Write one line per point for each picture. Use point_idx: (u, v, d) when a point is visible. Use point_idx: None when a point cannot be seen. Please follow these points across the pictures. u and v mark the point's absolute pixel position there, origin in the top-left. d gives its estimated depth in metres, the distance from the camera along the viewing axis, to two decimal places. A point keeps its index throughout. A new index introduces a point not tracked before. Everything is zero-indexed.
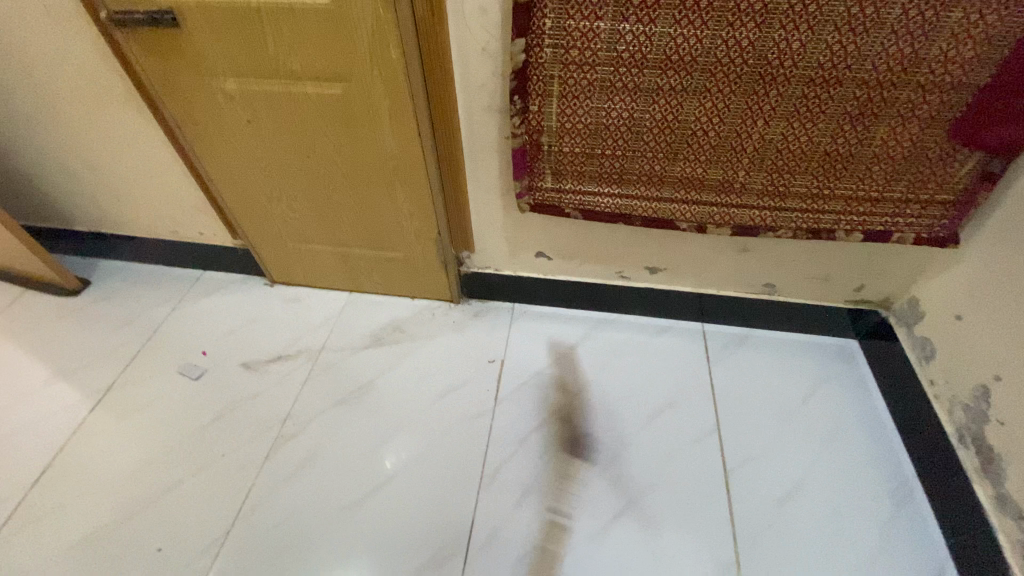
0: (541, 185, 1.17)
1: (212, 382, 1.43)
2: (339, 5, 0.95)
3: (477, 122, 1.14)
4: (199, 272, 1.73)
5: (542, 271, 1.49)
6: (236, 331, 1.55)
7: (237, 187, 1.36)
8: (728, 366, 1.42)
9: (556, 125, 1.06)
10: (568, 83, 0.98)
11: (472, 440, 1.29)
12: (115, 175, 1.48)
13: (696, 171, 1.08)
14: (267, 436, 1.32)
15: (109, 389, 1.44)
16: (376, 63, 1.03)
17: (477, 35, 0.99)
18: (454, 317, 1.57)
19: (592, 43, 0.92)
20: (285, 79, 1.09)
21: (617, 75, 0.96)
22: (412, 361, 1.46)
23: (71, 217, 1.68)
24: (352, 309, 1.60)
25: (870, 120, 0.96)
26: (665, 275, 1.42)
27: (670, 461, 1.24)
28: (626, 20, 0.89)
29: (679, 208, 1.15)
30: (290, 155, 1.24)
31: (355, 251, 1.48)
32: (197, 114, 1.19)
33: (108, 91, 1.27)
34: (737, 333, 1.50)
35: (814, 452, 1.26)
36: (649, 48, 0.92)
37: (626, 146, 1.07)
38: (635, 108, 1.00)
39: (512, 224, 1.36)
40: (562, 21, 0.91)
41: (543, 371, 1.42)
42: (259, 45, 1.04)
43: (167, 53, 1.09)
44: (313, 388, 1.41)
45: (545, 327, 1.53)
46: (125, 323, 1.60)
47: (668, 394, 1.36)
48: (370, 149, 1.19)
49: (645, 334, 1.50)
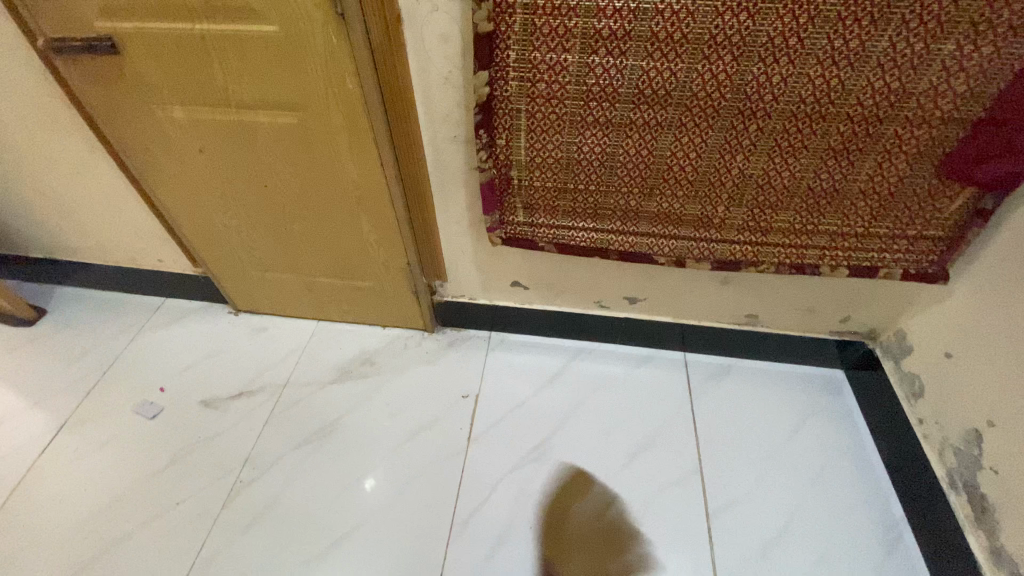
0: (513, 218, 1.11)
1: (170, 421, 1.35)
2: (289, 33, 0.88)
3: (443, 151, 1.07)
4: (161, 299, 1.65)
5: (519, 301, 1.42)
6: (197, 365, 1.47)
7: (193, 217, 1.28)
8: (711, 400, 1.36)
9: (526, 159, 1.00)
10: (537, 116, 0.92)
11: (444, 482, 1.23)
12: (66, 202, 1.40)
13: (673, 205, 1.03)
14: (226, 481, 1.24)
15: (58, 430, 1.35)
16: (332, 94, 0.96)
17: (439, 63, 0.92)
18: (427, 347, 1.50)
19: (560, 76, 0.87)
20: (236, 109, 1.02)
21: (587, 109, 0.90)
22: (382, 397, 1.39)
23: (24, 244, 1.59)
24: (321, 339, 1.53)
25: (855, 156, 0.91)
26: (646, 305, 1.36)
27: (652, 505, 1.18)
28: (596, 53, 0.83)
29: (657, 243, 1.09)
30: (246, 185, 1.17)
31: (320, 280, 1.41)
32: (146, 143, 1.12)
33: (52, 118, 1.19)
34: (721, 363, 1.44)
35: (800, 493, 1.20)
36: (622, 81, 0.86)
37: (599, 180, 1.01)
38: (608, 142, 0.94)
39: (485, 254, 1.29)
40: (527, 54, 0.85)
41: (519, 406, 1.35)
42: (205, 73, 0.97)
43: (110, 81, 1.02)
44: (277, 427, 1.34)
45: (522, 358, 1.46)
46: (80, 356, 1.52)
47: (649, 430, 1.30)
48: (331, 181, 1.12)
49: (627, 365, 1.44)
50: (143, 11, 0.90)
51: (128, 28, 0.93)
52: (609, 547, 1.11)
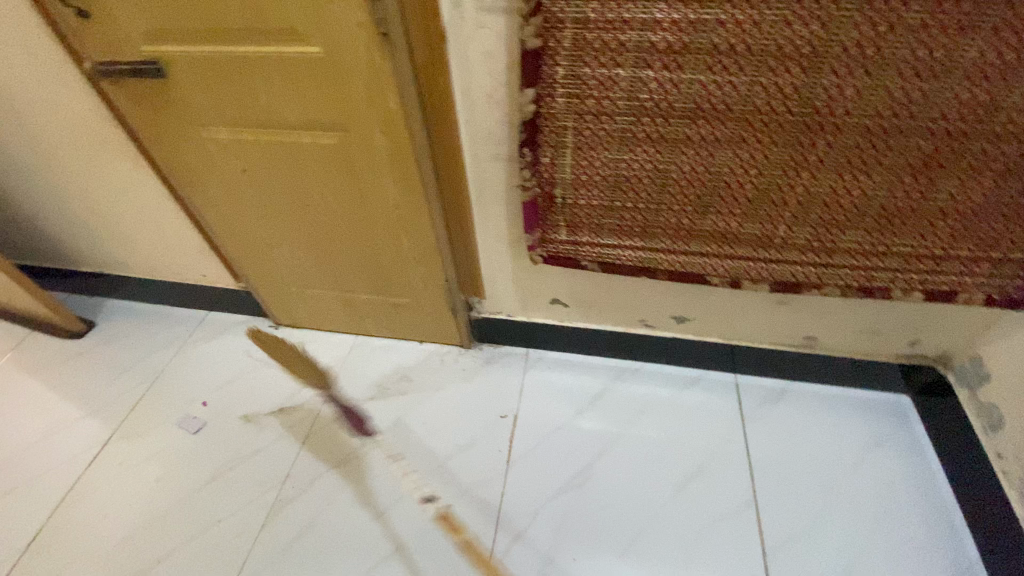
0: (555, 237, 1.07)
1: (212, 436, 1.37)
2: (332, 54, 0.86)
3: (485, 169, 1.04)
4: (204, 312, 1.68)
5: (558, 318, 1.38)
6: (238, 379, 1.49)
7: (235, 233, 1.29)
8: (764, 426, 1.29)
9: (571, 177, 0.95)
10: (584, 134, 0.88)
11: (483, 509, 1.19)
12: (115, 219, 1.43)
13: (729, 224, 0.97)
14: (265, 499, 1.24)
15: (107, 443, 1.38)
16: (374, 113, 0.93)
17: (482, 80, 0.89)
18: (464, 364, 1.47)
19: (610, 92, 0.82)
20: (279, 129, 1.01)
21: (639, 125, 0.85)
22: (418, 416, 1.37)
23: (76, 259, 1.64)
24: (358, 355, 1.52)
25: (935, 173, 0.83)
26: (693, 325, 1.29)
27: (702, 539, 1.12)
28: (650, 67, 0.78)
29: (710, 263, 1.03)
30: (288, 203, 1.16)
31: (358, 296, 1.40)
32: (191, 163, 1.13)
33: (102, 139, 1.21)
34: (774, 386, 1.36)
35: (865, 532, 1.12)
36: (677, 96, 0.81)
37: (650, 199, 0.95)
38: (660, 159, 0.89)
39: (525, 271, 1.25)
40: (576, 69, 0.80)
41: (559, 429, 1.31)
42: (249, 94, 0.96)
43: (156, 104, 1.03)
44: (315, 445, 1.33)
45: (561, 377, 1.41)
46: (126, 368, 1.55)
47: (696, 458, 1.24)
48: (371, 199, 1.10)
49: (672, 386, 1.37)
50: (189, 35, 0.89)
51: (174, 52, 0.92)
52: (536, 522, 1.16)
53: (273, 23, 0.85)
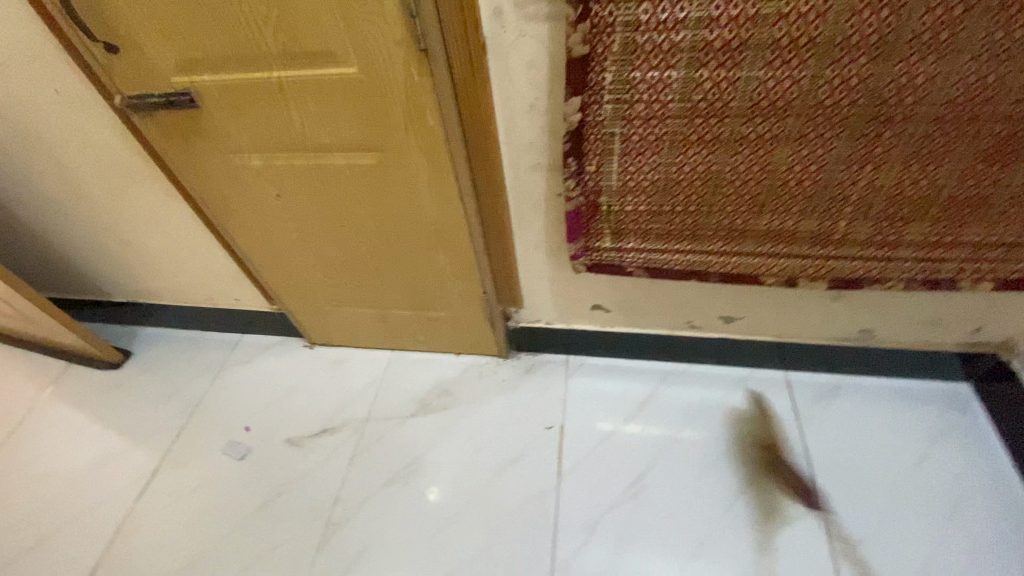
0: (599, 245, 1.03)
1: (259, 462, 1.36)
2: (369, 73, 0.84)
3: (524, 180, 1.00)
4: (239, 336, 1.68)
5: (599, 324, 1.34)
6: (278, 402, 1.48)
7: (269, 257, 1.27)
8: (821, 424, 1.25)
9: (617, 184, 0.91)
10: (632, 139, 0.84)
11: (538, 526, 1.16)
12: (147, 249, 1.43)
13: (786, 223, 0.93)
14: (317, 524, 1.23)
15: (155, 473, 1.38)
16: (411, 131, 0.91)
17: (523, 90, 0.85)
18: (504, 375, 1.45)
19: (662, 95, 0.78)
20: (314, 152, 0.99)
21: (692, 127, 0.81)
22: (462, 431, 1.35)
23: (109, 290, 1.65)
24: (396, 370, 1.51)
25: (1011, 159, 0.79)
26: (742, 324, 1.25)
27: (769, 546, 1.08)
28: (705, 66, 0.74)
29: (765, 262, 0.99)
30: (323, 226, 1.15)
31: (394, 312, 1.38)
32: (224, 190, 1.11)
33: (132, 172, 1.19)
34: (827, 382, 1.32)
35: (939, 531, 1.07)
36: (735, 95, 0.77)
37: (702, 202, 0.92)
38: (714, 161, 0.85)
39: (565, 280, 1.22)
40: (625, 73, 0.76)
41: (608, 438, 1.28)
42: (282, 118, 0.93)
43: (188, 134, 1.01)
44: (361, 466, 1.32)
45: (605, 384, 1.38)
46: (166, 396, 1.55)
47: (753, 462, 1.20)
48: (408, 216, 1.08)
49: (720, 388, 1.34)
50: (220, 62, 0.87)
51: (206, 81, 0.90)
52: (593, 536, 1.13)
53: (307, 45, 0.82)
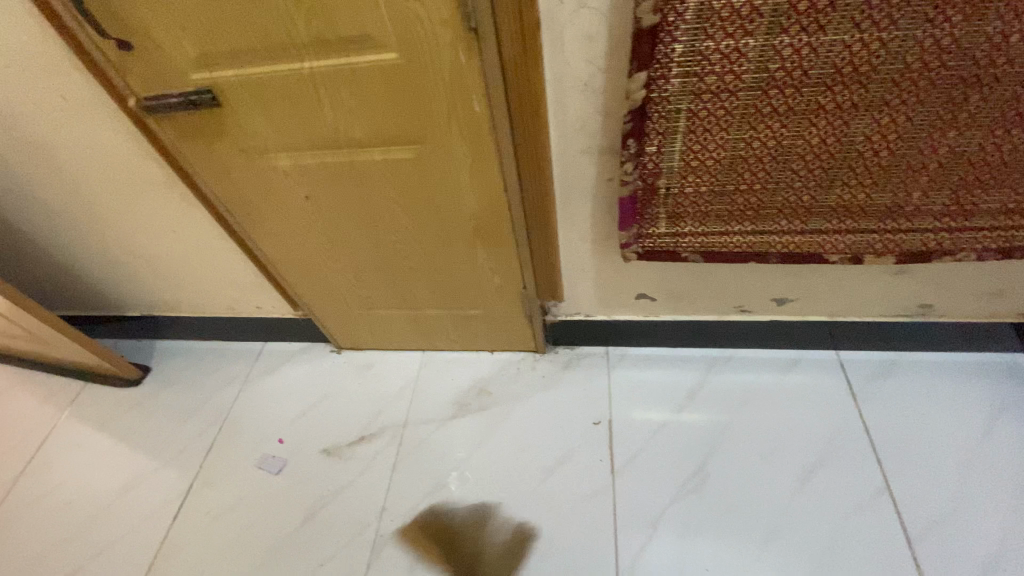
0: (653, 231, 0.99)
1: (296, 475, 1.31)
2: (411, 59, 0.77)
3: (573, 166, 0.95)
4: (260, 345, 1.62)
5: (642, 313, 1.29)
6: (310, 412, 1.43)
7: (297, 262, 1.22)
8: (878, 404, 1.21)
9: (678, 165, 0.87)
10: (699, 116, 0.79)
11: (596, 526, 1.12)
12: (162, 260, 1.36)
13: (855, 197, 0.89)
14: (365, 536, 1.18)
15: (188, 492, 1.33)
16: (455, 120, 0.85)
17: (579, 67, 0.80)
18: (542, 370, 1.40)
19: (736, 65, 0.73)
20: (348, 149, 0.93)
21: (766, 99, 0.77)
22: (506, 432, 1.30)
23: (122, 304, 1.58)
24: (429, 371, 1.46)
25: None
26: (794, 305, 1.21)
27: (840, 534, 1.04)
28: (785, 31, 0.70)
29: (830, 239, 0.96)
30: (355, 225, 1.09)
31: (428, 312, 1.33)
32: (249, 195, 1.05)
33: (145, 179, 1.12)
34: (880, 359, 1.28)
35: (1015, 507, 1.03)
36: (815, 62, 0.72)
37: (769, 178, 0.88)
38: (785, 134, 0.81)
39: (609, 269, 1.17)
40: (698, 43, 0.72)
41: (660, 431, 1.23)
42: (314, 113, 0.87)
43: (210, 136, 0.94)
44: (404, 474, 1.27)
45: (650, 374, 1.34)
46: (192, 412, 1.49)
47: (813, 447, 1.16)
48: (447, 212, 1.02)
49: (770, 372, 1.29)
50: (245, 55, 0.80)
51: (229, 77, 0.83)
52: (654, 533, 1.09)
53: (343, 31, 0.75)
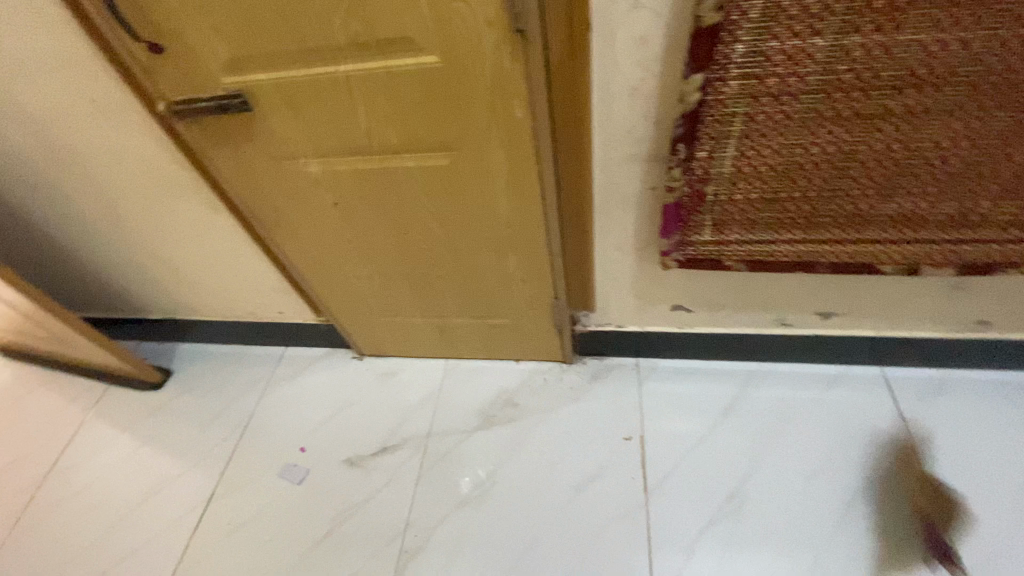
0: (697, 239, 0.95)
1: (318, 485, 1.29)
2: (452, 62, 0.74)
3: (615, 173, 0.91)
4: (282, 349, 1.60)
5: (677, 325, 1.25)
6: (332, 420, 1.40)
7: (322, 268, 1.19)
8: (928, 425, 1.15)
9: (729, 171, 0.83)
10: (757, 120, 0.76)
11: (630, 548, 1.08)
12: (186, 263, 1.34)
13: (918, 205, 0.84)
14: (389, 551, 1.15)
15: (210, 500, 1.31)
16: (495, 126, 0.81)
17: (628, 70, 0.76)
18: (570, 382, 1.35)
19: (800, 66, 0.70)
20: (381, 156, 0.89)
21: (830, 102, 0.73)
22: (533, 446, 1.25)
23: (144, 307, 1.57)
24: (453, 380, 1.43)
25: None
26: (839, 319, 1.15)
27: (891, 565, 0.99)
28: (858, 31, 0.66)
29: (885, 249, 0.91)
30: (384, 232, 1.05)
31: (452, 321, 1.30)
32: (277, 200, 1.02)
33: (171, 184, 1.10)
34: (929, 377, 1.22)
35: None
36: (888, 63, 0.68)
37: (826, 185, 0.83)
38: (848, 138, 0.77)
39: (646, 280, 1.13)
40: (761, 44, 0.68)
41: (695, 449, 1.18)
42: (348, 118, 0.83)
43: (238, 141, 0.91)
44: (428, 489, 1.23)
45: (684, 388, 1.29)
46: (213, 418, 1.47)
47: (858, 468, 1.11)
48: (480, 220, 0.99)
49: (811, 388, 1.24)
50: (279, 59, 0.77)
51: (261, 79, 0.80)
52: (690, 559, 1.04)
53: (382, 34, 0.72)
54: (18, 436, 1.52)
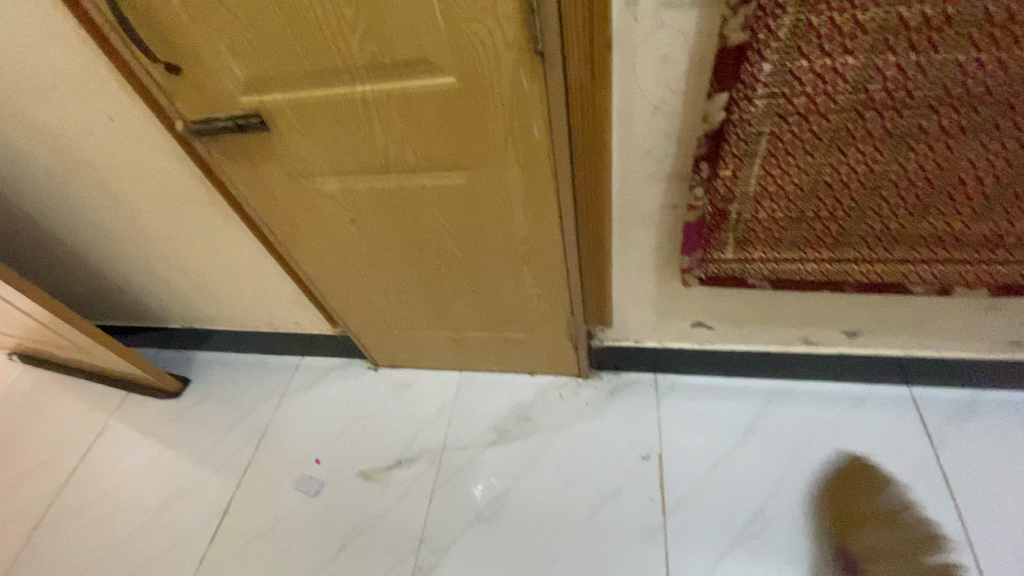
0: (719, 257, 0.92)
1: (333, 498, 1.28)
2: (470, 83, 0.72)
3: (635, 191, 0.89)
4: (297, 359, 1.61)
5: (696, 341, 1.22)
6: (346, 432, 1.40)
7: (338, 282, 1.18)
8: (959, 449, 1.10)
9: (754, 190, 0.80)
10: (783, 139, 0.73)
11: (648, 571, 1.05)
12: (204, 275, 1.35)
13: (951, 225, 0.81)
14: (404, 568, 1.14)
15: (226, 511, 1.31)
16: (512, 145, 0.80)
17: (650, 89, 0.74)
18: (586, 397, 1.33)
19: (830, 85, 0.67)
20: (397, 174, 0.89)
21: (860, 121, 0.70)
22: (548, 464, 1.24)
23: (163, 316, 1.58)
24: (468, 393, 1.42)
25: None
26: (866, 337, 1.12)
27: None
28: (891, 49, 0.63)
29: (916, 269, 0.87)
30: (400, 248, 1.05)
31: (468, 334, 1.29)
32: (293, 216, 1.01)
33: (189, 198, 1.11)
34: (959, 398, 1.17)
35: None
36: (922, 83, 0.65)
37: (854, 204, 0.80)
38: (879, 157, 0.74)
39: (665, 296, 1.11)
40: (789, 63, 0.66)
41: (715, 469, 1.16)
42: (364, 137, 0.83)
43: (255, 159, 0.91)
44: (443, 504, 1.22)
45: (703, 405, 1.26)
46: (230, 427, 1.48)
47: (884, 493, 1.07)
48: (496, 237, 0.97)
49: (836, 408, 1.20)
50: (296, 79, 0.77)
51: (278, 99, 0.80)
52: None
53: (399, 55, 0.71)
54: (41, 443, 1.55)
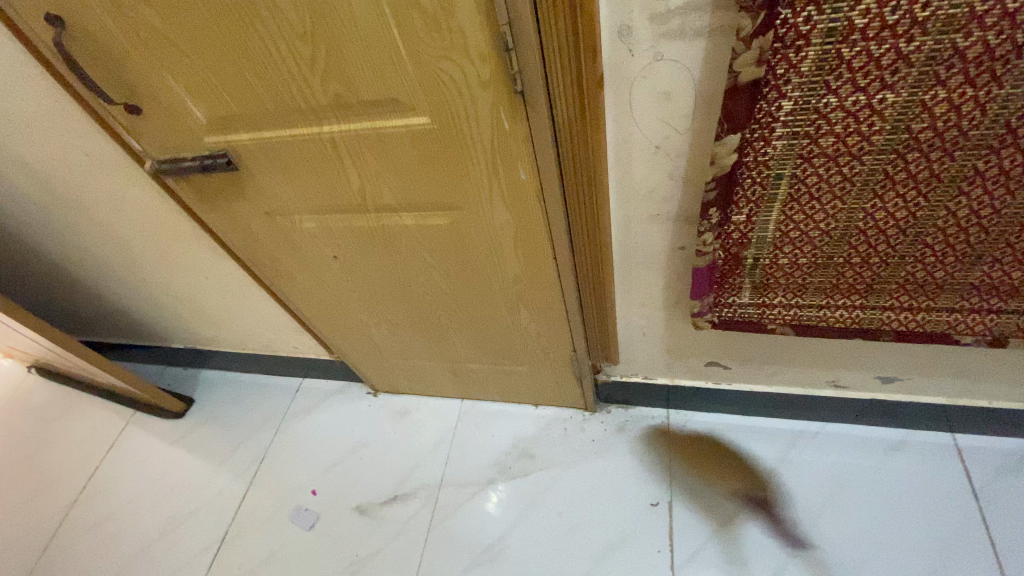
0: (733, 302, 0.82)
1: (327, 534, 1.24)
2: (446, 124, 0.65)
3: (639, 232, 0.80)
4: (298, 381, 1.57)
5: (711, 379, 1.13)
6: (344, 462, 1.36)
7: (328, 314, 1.13)
8: (1013, 510, 0.98)
9: (773, 233, 0.70)
10: (807, 181, 0.63)
11: None
12: (198, 301, 1.31)
13: (1010, 273, 0.69)
14: None
15: (222, 542, 1.29)
16: (498, 187, 0.72)
17: (649, 127, 0.65)
18: (592, 433, 1.25)
19: (865, 124, 0.57)
20: (377, 214, 0.82)
21: (902, 162, 0.60)
22: (549, 506, 1.17)
23: (165, 337, 1.56)
24: (469, 423, 1.35)
25: None
26: (903, 382, 1.00)
27: None
28: (942, 83, 0.52)
29: (965, 319, 0.76)
30: (388, 283, 0.98)
31: (466, 366, 1.22)
32: (275, 252, 0.96)
33: (174, 230, 1.06)
34: (1012, 450, 1.05)
35: None
36: (980, 120, 0.54)
37: (892, 250, 0.69)
38: (924, 200, 0.63)
39: (675, 336, 1.01)
40: (814, 99, 0.56)
41: (730, 521, 1.06)
42: (338, 178, 0.76)
43: (230, 197, 0.85)
44: (439, 546, 1.16)
45: (718, 446, 1.17)
46: (230, 452, 1.46)
47: (922, 557, 0.96)
48: (487, 275, 0.90)
49: (869, 456, 1.09)
50: (261, 120, 0.70)
51: (245, 140, 0.73)
52: None
53: (366, 96, 0.64)
54: (50, 462, 1.56)
